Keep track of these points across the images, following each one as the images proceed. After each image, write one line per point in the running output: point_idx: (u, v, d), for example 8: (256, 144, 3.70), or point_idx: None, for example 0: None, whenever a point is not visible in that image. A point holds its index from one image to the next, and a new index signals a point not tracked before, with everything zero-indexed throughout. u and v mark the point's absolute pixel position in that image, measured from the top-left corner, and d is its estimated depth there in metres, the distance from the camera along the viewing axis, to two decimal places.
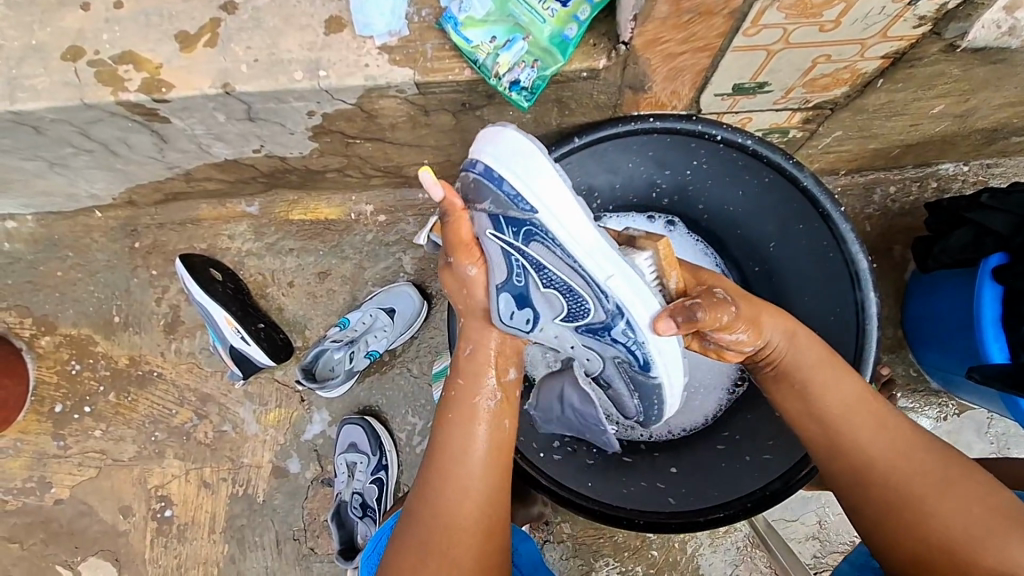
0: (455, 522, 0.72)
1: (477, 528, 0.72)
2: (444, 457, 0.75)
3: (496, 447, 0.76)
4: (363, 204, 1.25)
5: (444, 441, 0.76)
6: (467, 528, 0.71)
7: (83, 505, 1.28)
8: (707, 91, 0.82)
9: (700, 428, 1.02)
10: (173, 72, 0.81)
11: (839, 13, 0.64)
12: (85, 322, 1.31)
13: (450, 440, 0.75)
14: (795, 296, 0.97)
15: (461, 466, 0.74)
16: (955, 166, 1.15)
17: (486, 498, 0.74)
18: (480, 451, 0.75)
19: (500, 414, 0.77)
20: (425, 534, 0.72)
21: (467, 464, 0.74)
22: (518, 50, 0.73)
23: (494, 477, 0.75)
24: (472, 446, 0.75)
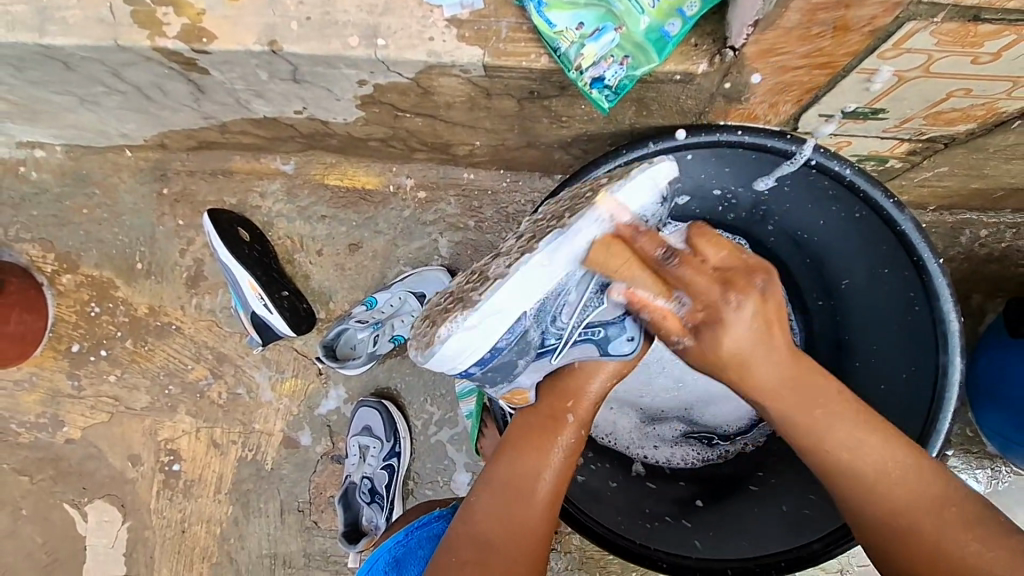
0: (530, 535, 0.70)
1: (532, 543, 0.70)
2: (523, 480, 0.72)
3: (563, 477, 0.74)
4: (402, 177, 1.17)
5: (515, 460, 0.73)
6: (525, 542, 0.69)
7: (94, 448, 1.27)
8: (811, 110, 0.72)
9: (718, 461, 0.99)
10: (216, 21, 0.73)
11: (1003, 47, 0.53)
12: (107, 265, 1.27)
13: (538, 458, 0.73)
14: (862, 347, 0.89)
15: (528, 483, 0.72)
16: None
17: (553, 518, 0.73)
18: (558, 481, 0.73)
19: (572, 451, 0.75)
20: (493, 539, 0.68)
21: (535, 483, 0.72)
22: (608, 42, 0.63)
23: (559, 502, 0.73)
24: (549, 477, 0.73)
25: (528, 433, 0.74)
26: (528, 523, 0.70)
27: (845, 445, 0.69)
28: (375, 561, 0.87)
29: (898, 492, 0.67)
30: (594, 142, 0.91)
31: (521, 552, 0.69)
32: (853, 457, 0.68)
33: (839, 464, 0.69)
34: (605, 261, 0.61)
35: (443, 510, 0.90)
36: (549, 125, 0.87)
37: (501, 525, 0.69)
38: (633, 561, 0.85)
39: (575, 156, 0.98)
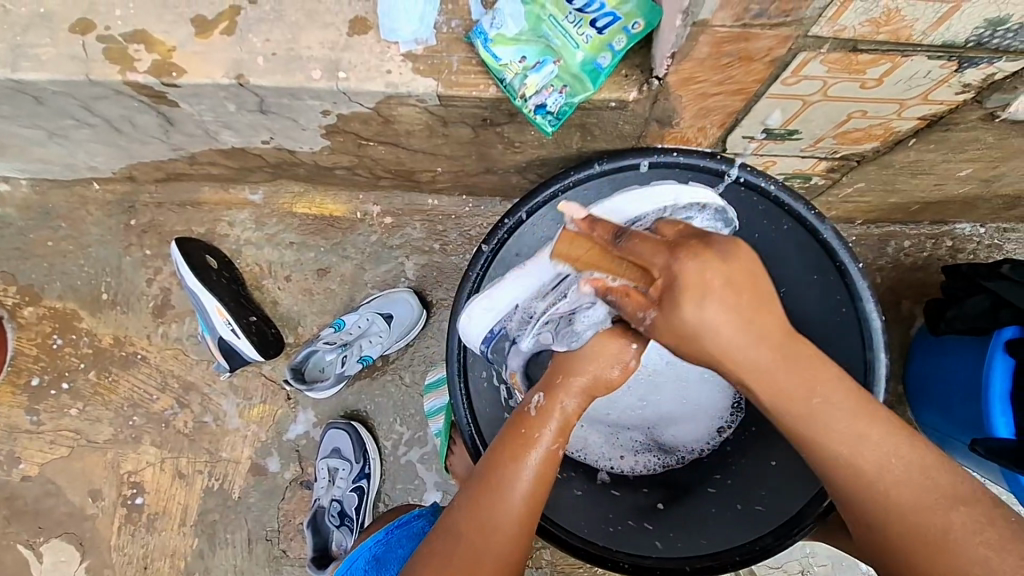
0: (503, 548, 0.68)
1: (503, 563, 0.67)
2: (495, 489, 0.68)
3: (539, 488, 0.69)
4: (369, 204, 1.22)
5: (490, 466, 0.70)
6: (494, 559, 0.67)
7: (52, 484, 1.24)
8: (735, 132, 0.80)
9: (677, 467, 1.01)
10: (185, 57, 0.78)
11: (883, 73, 0.62)
12: (71, 297, 1.27)
13: (513, 463, 0.69)
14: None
15: (500, 493, 0.68)
16: (972, 227, 1.13)
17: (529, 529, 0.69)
18: (537, 487, 0.69)
19: (551, 458, 0.70)
20: (462, 554, 0.67)
21: (507, 496, 0.68)
22: (548, 73, 0.70)
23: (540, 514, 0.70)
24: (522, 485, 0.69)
25: (505, 438, 0.71)
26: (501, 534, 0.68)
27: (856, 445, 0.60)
28: (355, 561, 0.90)
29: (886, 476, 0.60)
30: (547, 166, 0.98)
31: (493, 564, 0.67)
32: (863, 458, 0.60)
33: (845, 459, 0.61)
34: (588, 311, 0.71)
35: (423, 511, 0.95)
36: (503, 150, 0.93)
37: (473, 539, 0.67)
38: (595, 560, 0.90)
39: (531, 180, 1.05)
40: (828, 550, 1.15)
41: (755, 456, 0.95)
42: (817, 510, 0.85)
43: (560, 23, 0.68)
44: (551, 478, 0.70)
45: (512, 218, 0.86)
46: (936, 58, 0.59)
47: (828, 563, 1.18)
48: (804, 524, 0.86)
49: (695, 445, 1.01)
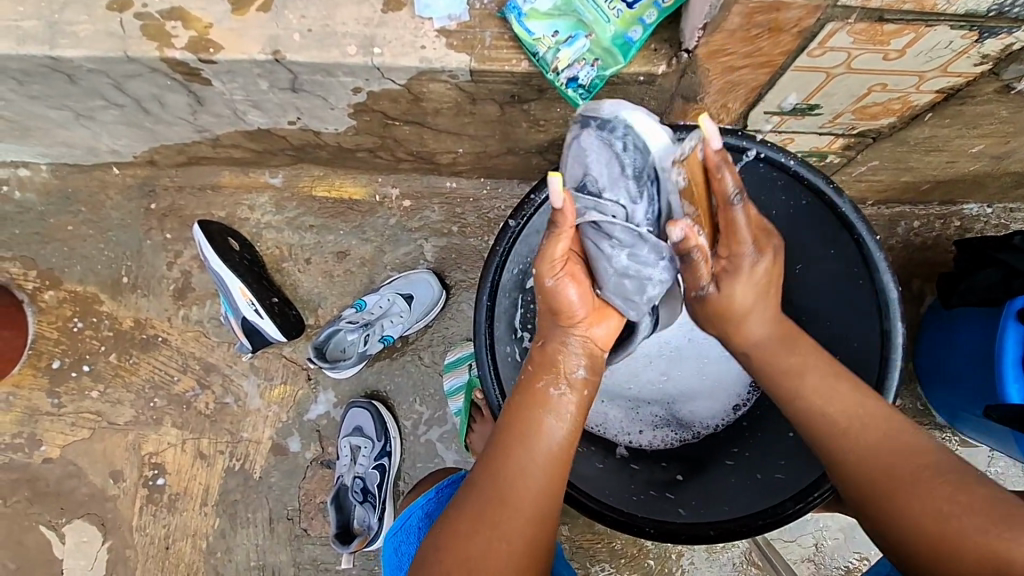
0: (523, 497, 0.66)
1: (532, 516, 0.66)
2: (516, 438, 0.69)
3: (561, 440, 0.70)
4: (388, 187, 1.24)
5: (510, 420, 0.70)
6: (523, 513, 0.65)
7: (74, 466, 1.25)
8: (757, 107, 0.82)
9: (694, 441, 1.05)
10: (222, 34, 0.79)
11: (907, 44, 0.64)
12: (92, 280, 1.28)
13: (534, 413, 0.70)
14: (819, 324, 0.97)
15: (524, 444, 0.68)
16: (980, 208, 1.16)
17: (557, 481, 0.68)
18: (558, 437, 0.70)
19: (570, 409, 0.71)
20: (481, 506, 0.66)
21: (531, 446, 0.68)
22: (581, 47, 0.72)
23: (563, 468, 0.69)
24: (544, 435, 0.69)
25: (523, 394, 0.72)
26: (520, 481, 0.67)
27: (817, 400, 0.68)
28: (405, 521, 0.93)
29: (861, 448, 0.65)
30: None
31: (512, 512, 0.65)
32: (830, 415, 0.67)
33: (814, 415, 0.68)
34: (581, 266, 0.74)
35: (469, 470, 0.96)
36: (528, 129, 0.96)
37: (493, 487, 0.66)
38: (620, 528, 0.90)
39: (551, 160, 1.08)
40: (842, 524, 1.18)
41: (774, 427, 0.98)
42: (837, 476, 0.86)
43: None
44: (575, 430, 0.70)
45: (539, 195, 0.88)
46: (959, 28, 0.61)
47: (840, 537, 1.20)
48: (821, 489, 0.86)
49: (711, 420, 1.05)
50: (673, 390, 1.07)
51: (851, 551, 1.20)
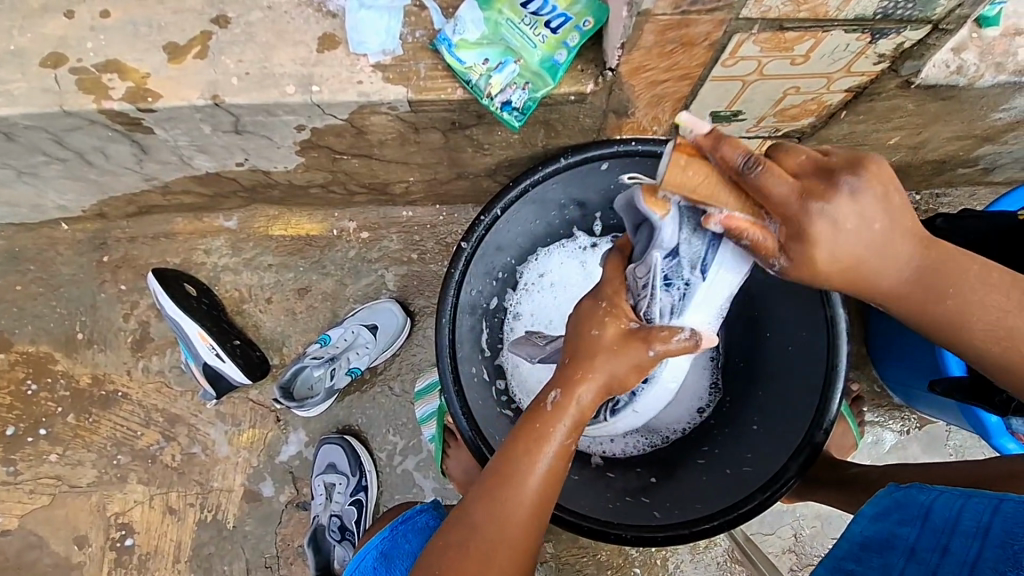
0: (518, 530, 0.67)
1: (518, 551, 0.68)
2: (505, 485, 0.68)
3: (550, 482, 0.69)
4: (345, 220, 1.25)
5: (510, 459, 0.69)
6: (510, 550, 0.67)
7: (35, 535, 1.20)
8: (686, 117, 0.86)
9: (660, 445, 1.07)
10: (160, 83, 0.80)
11: (809, 49, 0.69)
12: (45, 340, 1.25)
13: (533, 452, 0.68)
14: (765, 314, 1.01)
15: (520, 490, 0.68)
16: (909, 195, 1.23)
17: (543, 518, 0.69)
18: (547, 475, 0.68)
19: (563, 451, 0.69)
20: (468, 544, 0.67)
21: (527, 489, 0.68)
22: (511, 72, 0.76)
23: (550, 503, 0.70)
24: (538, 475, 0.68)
25: (530, 427, 0.69)
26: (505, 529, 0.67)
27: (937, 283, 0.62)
28: (361, 561, 0.91)
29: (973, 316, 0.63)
30: (515, 166, 1.04)
31: (511, 549, 0.67)
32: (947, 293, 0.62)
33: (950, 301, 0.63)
34: (683, 181, 0.56)
35: (424, 506, 0.96)
36: (473, 153, 0.98)
37: (495, 527, 0.67)
38: (595, 536, 0.91)
39: (501, 182, 1.10)
40: (817, 510, 1.20)
41: (737, 422, 1.02)
42: (800, 460, 0.89)
43: (518, 26, 0.74)
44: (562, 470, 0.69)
45: (489, 215, 0.92)
46: (852, 32, 0.66)
47: (817, 525, 1.22)
48: (787, 478, 0.90)
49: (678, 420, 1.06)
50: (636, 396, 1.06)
51: (829, 537, 1.22)
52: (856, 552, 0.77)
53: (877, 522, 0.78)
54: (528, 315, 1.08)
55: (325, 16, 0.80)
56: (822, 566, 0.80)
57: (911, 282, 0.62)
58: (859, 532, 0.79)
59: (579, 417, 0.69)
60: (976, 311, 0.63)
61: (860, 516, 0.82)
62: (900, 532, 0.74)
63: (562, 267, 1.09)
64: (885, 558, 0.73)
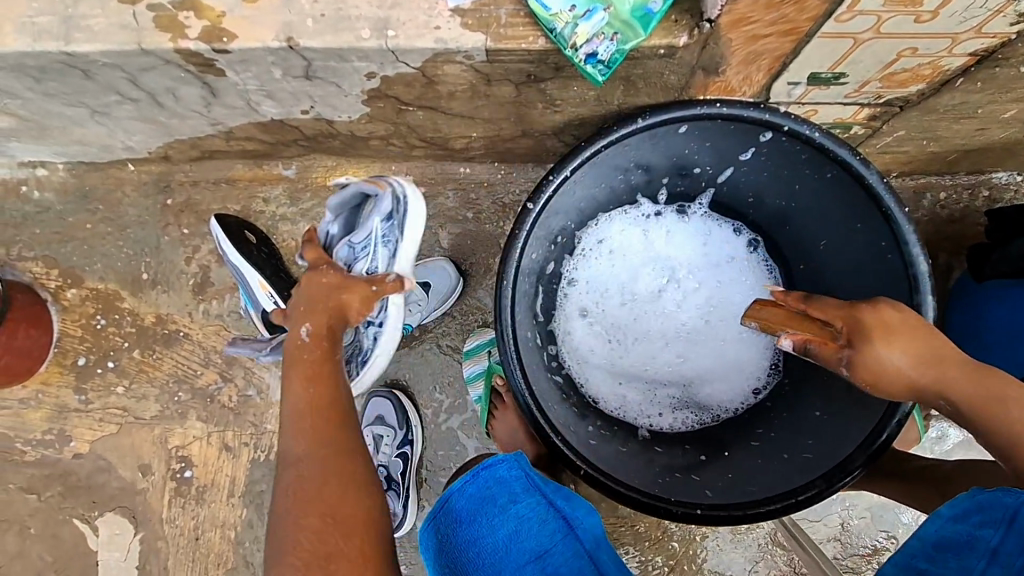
0: (317, 455, 0.74)
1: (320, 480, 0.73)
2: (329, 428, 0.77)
3: (312, 408, 0.77)
4: (402, 175, 1.23)
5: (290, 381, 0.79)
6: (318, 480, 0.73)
7: (103, 460, 1.28)
8: (782, 78, 0.80)
9: (707, 424, 1.08)
10: (235, 22, 0.79)
11: (941, 3, 0.62)
12: (113, 278, 1.30)
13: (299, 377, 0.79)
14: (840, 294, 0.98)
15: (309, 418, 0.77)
16: (1008, 176, 1.13)
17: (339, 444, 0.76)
18: (320, 396, 0.78)
19: (318, 365, 0.80)
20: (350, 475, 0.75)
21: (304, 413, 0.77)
22: (599, 21, 0.70)
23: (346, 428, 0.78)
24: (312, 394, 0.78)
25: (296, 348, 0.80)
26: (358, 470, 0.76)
27: (928, 366, 0.73)
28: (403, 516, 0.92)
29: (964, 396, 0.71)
30: (584, 126, 0.99)
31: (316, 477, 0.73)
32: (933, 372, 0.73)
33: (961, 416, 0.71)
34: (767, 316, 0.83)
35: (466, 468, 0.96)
36: (543, 110, 0.94)
37: (317, 452, 0.75)
38: (650, 510, 0.89)
39: (566, 142, 1.06)
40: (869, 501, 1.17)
41: (802, 407, 1.00)
42: (868, 451, 0.86)
43: None
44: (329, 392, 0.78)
45: (559, 175, 0.88)
46: None
47: (867, 515, 1.19)
48: (852, 469, 0.87)
49: (730, 398, 1.09)
50: (688, 367, 1.10)
51: (879, 529, 1.19)
52: (929, 553, 0.73)
53: (955, 523, 0.73)
54: (586, 279, 1.12)
55: None
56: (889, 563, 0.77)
57: (921, 364, 0.73)
58: (933, 531, 0.74)
59: (329, 330, 0.81)
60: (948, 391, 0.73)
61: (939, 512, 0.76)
62: (983, 535, 0.70)
63: (621, 235, 1.12)
64: (963, 560, 0.69)
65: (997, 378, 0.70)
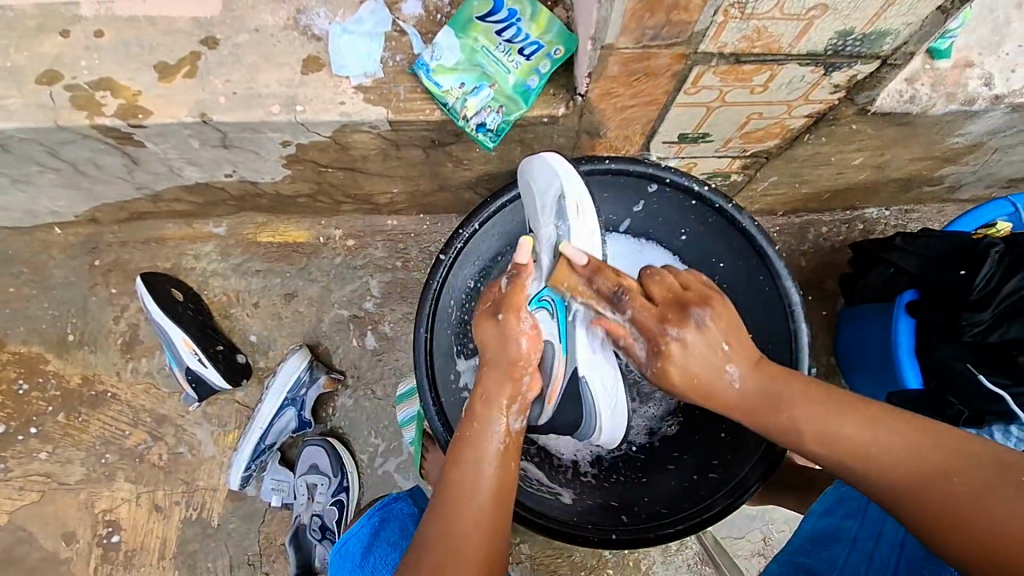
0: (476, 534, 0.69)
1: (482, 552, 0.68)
2: (473, 451, 0.74)
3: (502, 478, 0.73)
4: (331, 229, 1.28)
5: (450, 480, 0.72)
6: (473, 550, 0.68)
7: (23, 531, 1.23)
8: (656, 138, 0.90)
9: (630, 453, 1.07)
10: (150, 100, 0.84)
11: (766, 80, 0.73)
12: (37, 340, 1.28)
13: (477, 461, 0.73)
14: None
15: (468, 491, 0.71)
16: (879, 211, 1.26)
17: (502, 514, 0.72)
18: (499, 477, 0.73)
19: (510, 455, 0.75)
20: (437, 558, 0.67)
21: (478, 481, 0.72)
22: (485, 97, 0.80)
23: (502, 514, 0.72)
24: (485, 469, 0.73)
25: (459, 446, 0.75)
26: (468, 565, 0.67)
27: (832, 427, 0.63)
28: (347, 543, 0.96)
29: (899, 482, 0.60)
30: (494, 180, 1.08)
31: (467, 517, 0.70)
32: (869, 442, 0.62)
33: (858, 449, 0.62)
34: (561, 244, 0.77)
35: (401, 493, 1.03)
36: (453, 168, 1.02)
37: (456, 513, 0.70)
38: (568, 540, 0.92)
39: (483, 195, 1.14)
40: (785, 514, 1.25)
41: (706, 428, 1.03)
42: (761, 468, 0.92)
43: (493, 53, 0.79)
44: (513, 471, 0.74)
45: (467, 229, 0.93)
46: (805, 65, 0.70)
47: (786, 529, 1.26)
48: (749, 485, 0.93)
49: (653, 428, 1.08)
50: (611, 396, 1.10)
51: None
52: (805, 546, 0.86)
53: (823, 517, 0.87)
54: None
55: (310, 39, 0.84)
56: (774, 559, 0.88)
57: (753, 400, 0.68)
58: (810, 527, 0.87)
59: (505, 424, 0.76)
60: (816, 427, 0.64)
61: (812, 509, 0.90)
62: (846, 527, 0.83)
63: None
64: (832, 551, 0.83)
65: (853, 421, 0.63)
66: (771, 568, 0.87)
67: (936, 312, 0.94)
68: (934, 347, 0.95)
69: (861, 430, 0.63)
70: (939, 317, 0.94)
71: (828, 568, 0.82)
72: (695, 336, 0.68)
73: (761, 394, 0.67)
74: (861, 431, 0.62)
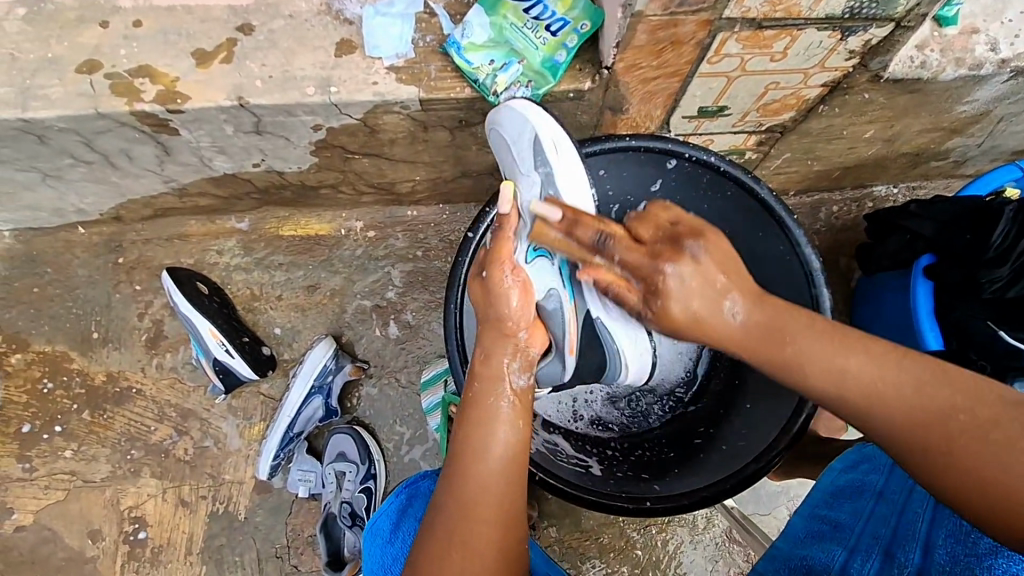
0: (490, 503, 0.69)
1: (502, 519, 0.69)
2: (481, 418, 0.72)
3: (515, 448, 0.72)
4: (353, 221, 1.30)
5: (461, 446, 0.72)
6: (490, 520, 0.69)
7: (48, 531, 1.23)
8: (676, 113, 0.94)
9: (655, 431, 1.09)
10: (188, 86, 0.86)
11: (785, 46, 0.76)
12: (60, 339, 1.28)
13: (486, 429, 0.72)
14: None
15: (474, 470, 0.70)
16: (887, 189, 1.30)
17: (519, 476, 0.72)
18: (512, 447, 0.72)
19: (518, 414, 0.73)
20: (450, 524, 0.68)
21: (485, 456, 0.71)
22: (515, 72, 0.83)
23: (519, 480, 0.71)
24: (496, 437, 0.72)
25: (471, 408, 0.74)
26: (487, 549, 0.68)
27: (836, 360, 0.61)
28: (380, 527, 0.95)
29: (904, 420, 0.59)
30: None
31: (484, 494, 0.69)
32: (879, 384, 0.60)
33: (870, 393, 0.60)
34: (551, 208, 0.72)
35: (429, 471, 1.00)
36: (477, 151, 1.05)
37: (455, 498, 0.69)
38: (600, 507, 0.92)
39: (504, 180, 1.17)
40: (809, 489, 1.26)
41: (730, 403, 1.04)
42: (788, 439, 0.92)
43: (521, 29, 0.83)
44: (526, 434, 0.72)
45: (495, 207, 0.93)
46: (823, 29, 0.73)
47: None
48: (779, 449, 0.93)
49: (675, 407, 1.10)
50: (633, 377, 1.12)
51: None
52: (828, 500, 0.89)
53: (845, 473, 0.90)
54: None
55: (343, 23, 0.87)
56: (798, 514, 0.91)
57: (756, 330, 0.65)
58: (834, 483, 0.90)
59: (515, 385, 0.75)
60: (824, 361, 0.62)
61: (838, 465, 0.93)
62: (868, 480, 0.85)
63: None
64: (856, 502, 0.84)
65: (858, 355, 0.61)
66: (795, 523, 0.90)
67: (954, 274, 0.98)
68: (952, 307, 0.98)
69: (867, 363, 0.61)
70: (957, 278, 0.98)
71: (847, 517, 0.83)
72: (677, 268, 0.64)
73: (769, 326, 0.64)
74: (865, 367, 0.60)
